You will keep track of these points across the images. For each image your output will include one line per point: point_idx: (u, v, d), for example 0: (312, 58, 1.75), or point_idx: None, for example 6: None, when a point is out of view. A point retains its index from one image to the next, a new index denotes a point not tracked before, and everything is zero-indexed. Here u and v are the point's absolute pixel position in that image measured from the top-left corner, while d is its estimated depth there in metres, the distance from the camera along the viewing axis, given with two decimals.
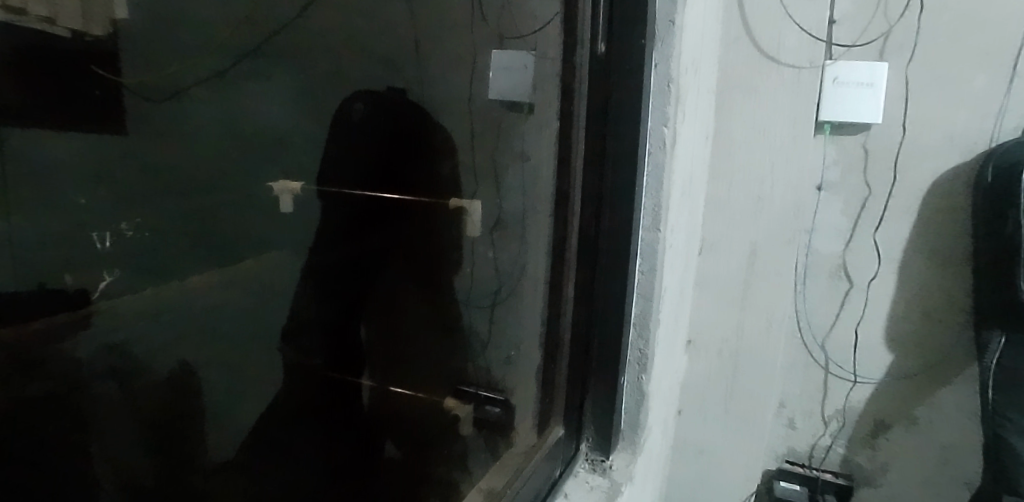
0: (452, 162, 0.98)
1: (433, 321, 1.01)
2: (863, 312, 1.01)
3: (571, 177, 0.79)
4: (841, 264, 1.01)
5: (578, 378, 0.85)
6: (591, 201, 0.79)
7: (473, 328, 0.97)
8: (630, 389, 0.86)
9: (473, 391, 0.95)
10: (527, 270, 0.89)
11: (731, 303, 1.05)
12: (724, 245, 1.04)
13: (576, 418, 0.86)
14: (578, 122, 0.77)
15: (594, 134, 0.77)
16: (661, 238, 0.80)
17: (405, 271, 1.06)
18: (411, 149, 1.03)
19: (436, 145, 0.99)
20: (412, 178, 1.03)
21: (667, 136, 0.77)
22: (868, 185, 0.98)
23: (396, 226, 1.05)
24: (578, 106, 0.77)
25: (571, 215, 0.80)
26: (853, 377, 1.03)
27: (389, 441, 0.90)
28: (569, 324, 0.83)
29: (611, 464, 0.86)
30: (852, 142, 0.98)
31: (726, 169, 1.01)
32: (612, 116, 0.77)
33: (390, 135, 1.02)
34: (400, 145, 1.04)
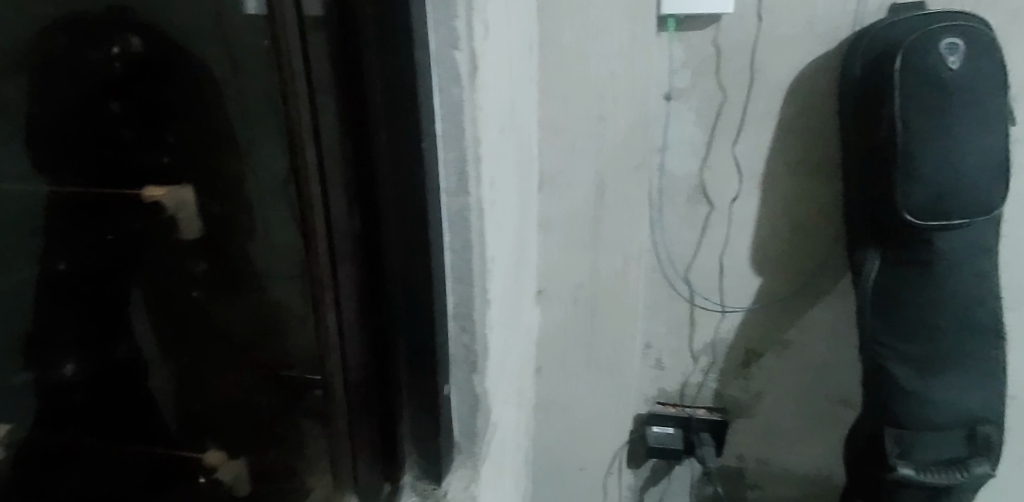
0: (183, 136, 0.66)
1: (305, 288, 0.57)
2: (726, 237, 0.89)
3: (301, 141, 0.47)
4: (698, 184, 0.87)
5: (355, 432, 0.56)
6: (339, 179, 0.50)
7: (277, 297, 0.65)
8: (461, 421, 0.64)
9: (296, 370, 0.66)
10: (272, 261, 0.64)
11: (582, 244, 0.88)
12: (567, 179, 0.85)
13: (363, 470, 0.58)
14: (290, 58, 0.45)
15: (329, 79, 0.47)
16: (473, 204, 0.58)
17: (217, 233, 0.68)
18: (165, 95, 0.65)
19: (172, 123, 0.66)
20: (207, 136, 0.64)
21: (463, 63, 0.54)
22: (721, 88, 0.82)
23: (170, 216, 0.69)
24: (282, 27, 0.44)
25: (314, 221, 0.50)
26: (721, 307, 0.92)
27: (246, 343, 0.69)
28: (360, 350, 0.55)
29: (446, 490, 0.63)
30: (700, 38, 0.80)
31: (558, 83, 0.80)
32: (366, 16, 0.47)
33: (86, 101, 0.68)
34: (166, 92, 0.65)
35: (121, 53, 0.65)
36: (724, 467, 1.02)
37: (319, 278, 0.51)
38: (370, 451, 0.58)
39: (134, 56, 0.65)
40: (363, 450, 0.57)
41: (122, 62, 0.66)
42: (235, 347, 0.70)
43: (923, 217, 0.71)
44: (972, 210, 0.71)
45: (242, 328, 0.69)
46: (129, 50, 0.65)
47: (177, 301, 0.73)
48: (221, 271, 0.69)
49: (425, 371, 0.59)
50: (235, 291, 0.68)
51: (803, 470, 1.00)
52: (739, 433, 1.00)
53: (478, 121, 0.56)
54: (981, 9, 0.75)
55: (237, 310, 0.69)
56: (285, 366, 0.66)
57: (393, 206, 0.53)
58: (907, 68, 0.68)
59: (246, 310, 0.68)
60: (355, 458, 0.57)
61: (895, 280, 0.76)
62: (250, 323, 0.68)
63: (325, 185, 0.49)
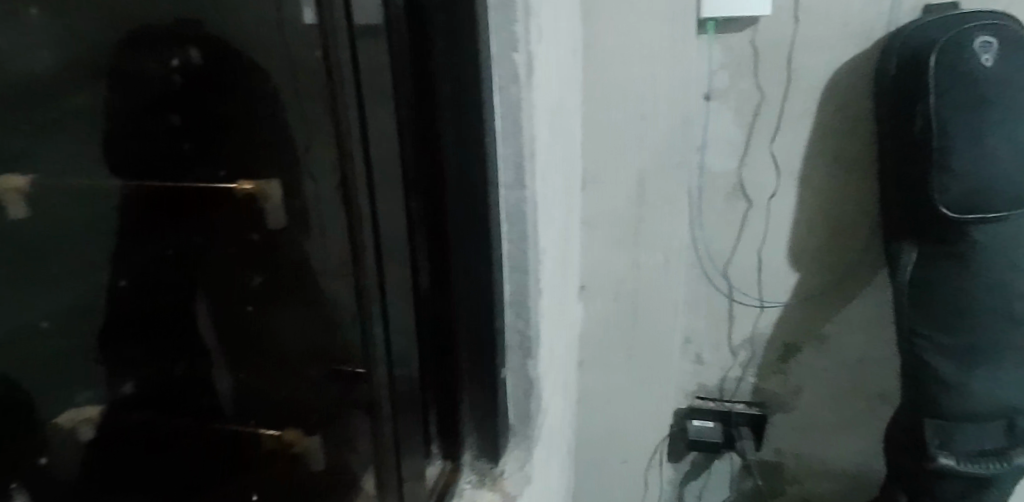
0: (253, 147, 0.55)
1: (330, 302, 0.55)
2: (764, 233, 0.91)
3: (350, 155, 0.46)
4: (738, 182, 0.89)
5: (402, 430, 0.56)
6: (384, 185, 0.49)
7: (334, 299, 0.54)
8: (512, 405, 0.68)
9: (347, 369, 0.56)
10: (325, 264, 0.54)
11: (623, 240, 0.92)
12: (610, 178, 0.89)
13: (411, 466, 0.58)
14: (340, 70, 0.43)
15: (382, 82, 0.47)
16: (529, 196, 0.61)
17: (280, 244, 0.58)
18: (232, 104, 0.54)
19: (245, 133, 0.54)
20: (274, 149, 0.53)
21: (521, 64, 0.58)
22: (760, 88, 0.84)
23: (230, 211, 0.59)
24: (334, 39, 0.42)
25: (361, 230, 0.48)
26: (759, 303, 0.94)
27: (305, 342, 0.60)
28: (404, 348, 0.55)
29: (502, 471, 0.67)
30: (738, 40, 0.82)
31: (602, 86, 0.84)
32: (436, 23, 0.52)
33: (144, 109, 0.55)
34: (233, 103, 0.54)
35: (183, 65, 0.54)
36: (763, 461, 1.03)
37: (365, 287, 0.50)
38: (412, 446, 0.58)
39: (193, 65, 0.54)
40: (407, 448, 0.57)
41: (184, 75, 0.55)
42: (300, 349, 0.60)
43: (958, 210, 0.73)
44: (1012, 202, 0.72)
45: (307, 328, 0.59)
46: (191, 64, 0.54)
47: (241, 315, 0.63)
48: (280, 273, 0.59)
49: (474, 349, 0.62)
50: (293, 292, 0.58)
51: (841, 466, 1.01)
52: (777, 427, 1.01)
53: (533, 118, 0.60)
54: (1014, 8, 0.77)
55: (298, 308, 0.59)
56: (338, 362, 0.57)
57: (457, 198, 0.57)
58: (941, 65, 0.71)
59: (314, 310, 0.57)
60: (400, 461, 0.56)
61: (932, 272, 0.77)
62: (309, 321, 0.58)
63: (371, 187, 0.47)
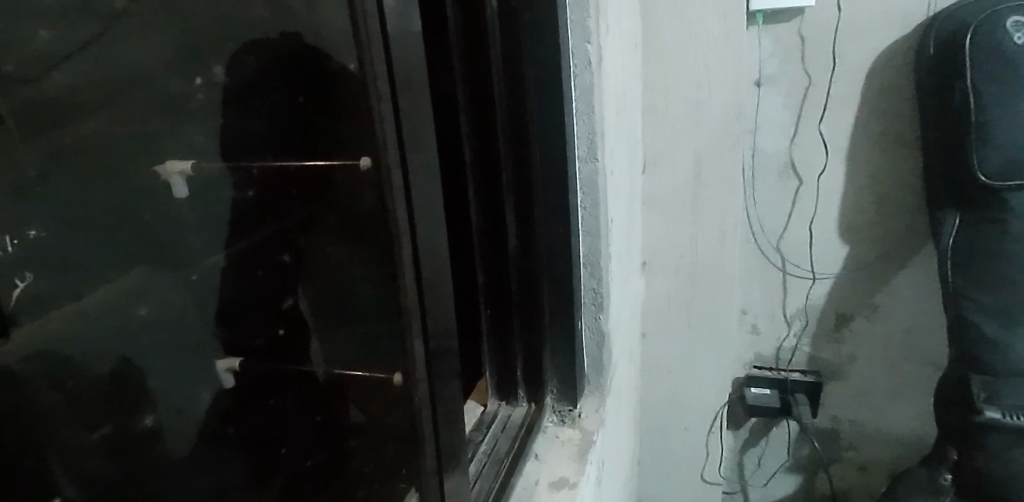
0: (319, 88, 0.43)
1: (382, 312, 0.45)
2: (815, 210, 0.98)
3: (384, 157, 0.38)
4: (788, 161, 0.97)
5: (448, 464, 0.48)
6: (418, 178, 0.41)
7: (387, 264, 0.42)
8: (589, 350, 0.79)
9: (405, 352, 0.44)
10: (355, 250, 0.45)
11: (682, 218, 0.99)
12: (668, 160, 0.97)
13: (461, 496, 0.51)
14: (375, 83, 0.36)
15: (417, 89, 0.40)
16: (600, 168, 0.71)
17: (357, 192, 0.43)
18: (306, 66, 0.44)
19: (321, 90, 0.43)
20: (328, 140, 0.44)
21: (593, 52, 0.67)
22: (807, 73, 0.92)
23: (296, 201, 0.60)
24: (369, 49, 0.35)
25: (398, 248, 0.40)
26: (812, 275, 1.01)
27: (373, 309, 0.46)
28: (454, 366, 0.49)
29: (581, 412, 0.77)
30: (786, 30, 0.91)
31: (660, 76, 0.92)
32: (523, 24, 0.62)
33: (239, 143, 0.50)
34: (307, 82, 0.45)
35: (204, 83, 0.47)
36: (819, 427, 1.09)
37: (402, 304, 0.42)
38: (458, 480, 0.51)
39: (226, 86, 0.48)
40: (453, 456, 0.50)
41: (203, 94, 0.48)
42: (373, 322, 0.47)
43: (996, 177, 0.78)
44: None
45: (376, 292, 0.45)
46: (214, 84, 0.48)
47: (321, 303, 0.53)
48: (347, 223, 0.46)
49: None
50: (361, 246, 0.45)
51: (894, 431, 1.06)
52: (832, 394, 1.07)
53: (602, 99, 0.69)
54: None
55: (360, 265, 0.46)
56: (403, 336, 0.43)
57: (541, 171, 0.67)
58: (976, 44, 0.76)
59: (378, 266, 0.43)
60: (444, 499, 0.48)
61: (974, 237, 0.82)
62: (381, 290, 0.44)
63: (409, 198, 0.40)
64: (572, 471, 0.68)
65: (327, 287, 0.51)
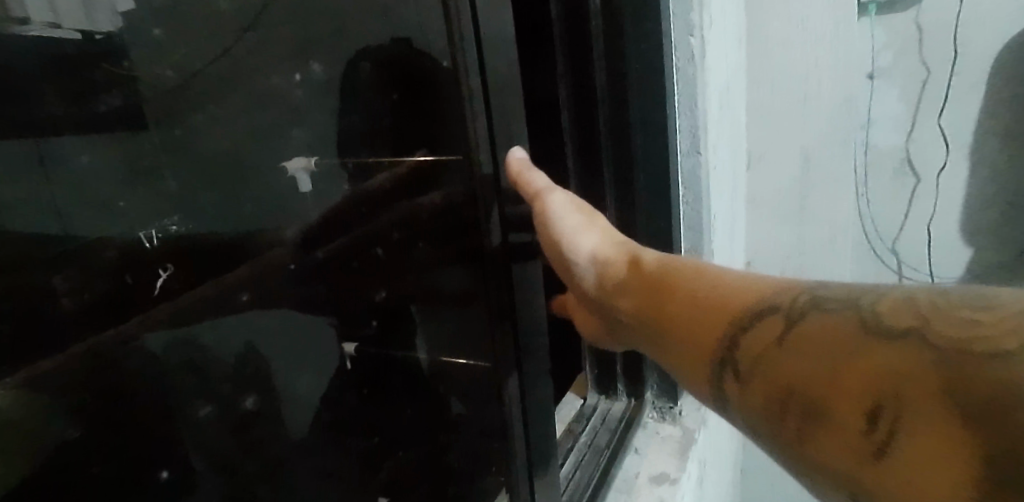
0: (424, 114, 0.48)
1: (468, 299, 0.52)
2: (933, 207, 1.13)
3: (476, 150, 0.43)
4: (904, 157, 1.12)
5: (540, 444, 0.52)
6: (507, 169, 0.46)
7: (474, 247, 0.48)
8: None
9: (489, 328, 0.49)
10: (452, 239, 0.51)
11: (790, 217, 0.97)
12: (774, 156, 0.95)
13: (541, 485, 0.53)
14: (467, 80, 0.41)
15: (512, 86, 0.44)
16: (703, 161, 0.73)
17: (445, 197, 0.49)
18: (425, 84, 0.46)
19: (431, 109, 0.47)
20: (422, 140, 0.50)
21: (696, 46, 0.68)
22: (924, 65, 1.05)
23: (391, 190, 0.54)
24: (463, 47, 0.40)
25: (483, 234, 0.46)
26: (928, 275, 1.16)
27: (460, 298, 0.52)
28: (542, 366, 0.52)
29: (681, 410, 0.78)
30: (901, 21, 1.04)
31: (765, 70, 0.90)
32: (628, 27, 0.64)
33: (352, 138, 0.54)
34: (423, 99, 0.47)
35: (302, 82, 0.52)
36: None
37: (490, 291, 0.48)
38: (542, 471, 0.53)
39: (386, 72, 0.49)
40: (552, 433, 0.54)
41: (304, 93, 0.52)
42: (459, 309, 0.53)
43: None
44: None
45: (464, 283, 0.51)
46: (312, 79, 0.51)
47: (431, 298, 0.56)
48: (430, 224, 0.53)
49: (527, 160, 0.46)
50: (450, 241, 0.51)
51: None
52: None
53: (705, 93, 0.71)
54: None
55: (449, 258, 0.52)
56: (486, 316, 0.49)
57: (643, 166, 0.70)
58: None
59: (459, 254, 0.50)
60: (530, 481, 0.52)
61: None
62: (467, 279, 0.51)
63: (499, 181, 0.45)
64: (672, 466, 0.69)
65: (431, 284, 0.56)
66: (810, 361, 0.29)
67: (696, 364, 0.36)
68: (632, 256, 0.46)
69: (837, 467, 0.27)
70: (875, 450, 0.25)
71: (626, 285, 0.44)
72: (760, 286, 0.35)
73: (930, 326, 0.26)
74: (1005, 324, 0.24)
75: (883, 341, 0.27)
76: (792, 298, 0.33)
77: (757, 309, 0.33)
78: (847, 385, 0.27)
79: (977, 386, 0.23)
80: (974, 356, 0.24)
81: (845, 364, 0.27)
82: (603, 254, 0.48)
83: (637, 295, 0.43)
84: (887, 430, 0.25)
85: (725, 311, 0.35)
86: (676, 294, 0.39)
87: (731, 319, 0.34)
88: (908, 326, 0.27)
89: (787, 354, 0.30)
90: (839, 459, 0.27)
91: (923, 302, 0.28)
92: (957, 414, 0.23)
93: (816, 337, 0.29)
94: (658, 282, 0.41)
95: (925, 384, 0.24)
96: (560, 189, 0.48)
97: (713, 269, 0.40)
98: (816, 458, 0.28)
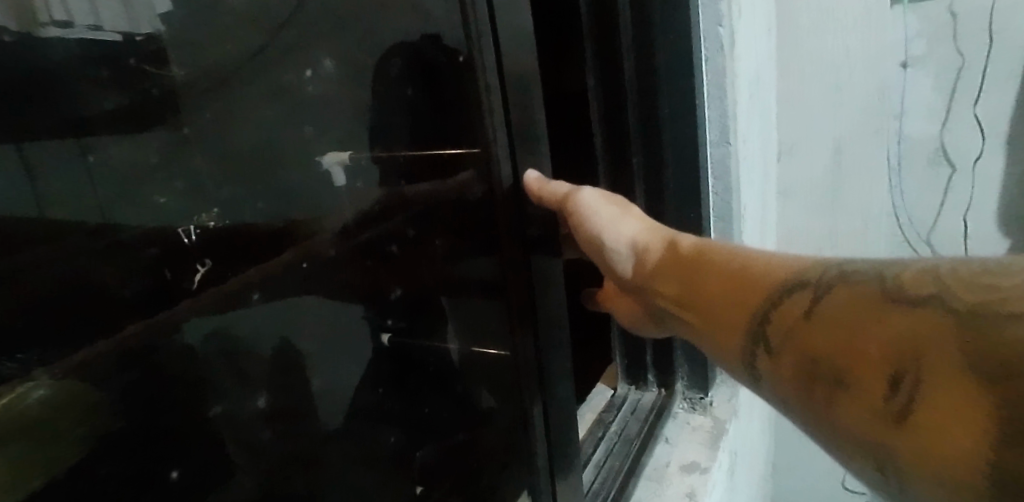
0: (451, 109, 0.47)
1: (490, 293, 0.52)
2: (971, 197, 1.12)
3: (492, 145, 0.45)
4: (938, 147, 1.11)
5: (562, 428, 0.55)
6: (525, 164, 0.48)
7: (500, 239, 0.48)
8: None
9: (510, 320, 0.50)
10: (470, 233, 0.51)
11: (822, 208, 0.97)
12: (804, 147, 0.95)
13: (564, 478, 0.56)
14: (483, 73, 0.43)
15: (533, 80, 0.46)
16: (732, 151, 0.74)
17: (468, 190, 0.49)
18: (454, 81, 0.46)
19: (459, 106, 0.47)
20: (447, 136, 0.49)
21: (725, 36, 0.69)
22: (959, 52, 1.05)
23: (437, 195, 0.51)
24: (477, 38, 0.42)
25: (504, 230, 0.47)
26: None
27: (481, 291, 0.52)
28: (563, 355, 0.54)
29: (712, 400, 0.78)
30: (936, 8, 1.03)
31: (795, 61, 0.90)
32: (656, 20, 0.65)
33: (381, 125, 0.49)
34: (453, 95, 0.46)
35: (314, 77, 0.42)
36: None
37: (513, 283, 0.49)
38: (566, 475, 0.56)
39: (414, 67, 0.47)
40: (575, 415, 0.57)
41: (315, 88, 0.42)
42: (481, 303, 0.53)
43: None
44: None
45: (488, 276, 0.51)
46: (325, 74, 0.43)
47: (455, 292, 0.55)
48: (454, 215, 0.51)
49: (544, 178, 0.48)
50: (472, 232, 0.50)
51: None
52: None
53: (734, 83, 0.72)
54: None
55: (470, 251, 0.52)
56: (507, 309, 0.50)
57: (672, 157, 0.71)
58: None
59: (483, 247, 0.50)
60: (552, 482, 0.54)
61: None
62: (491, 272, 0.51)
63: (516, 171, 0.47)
64: (703, 456, 0.70)
65: (455, 277, 0.54)
66: (833, 335, 0.33)
67: (733, 344, 0.40)
68: (669, 241, 0.49)
69: (861, 428, 0.30)
70: (895, 414, 0.28)
71: (664, 270, 0.47)
72: (790, 268, 0.39)
73: (948, 293, 0.29)
74: (1015, 289, 0.27)
75: (905, 311, 0.30)
76: (822, 276, 0.36)
77: (792, 291, 0.37)
78: (872, 356, 0.30)
79: (994, 351, 0.25)
80: (982, 317, 0.27)
81: (865, 332, 0.31)
82: (644, 240, 0.51)
83: (670, 275, 0.47)
84: (908, 393, 0.28)
85: (760, 292, 0.39)
86: (711, 275, 0.43)
87: (769, 300, 0.38)
88: (927, 294, 0.30)
89: (815, 328, 0.34)
90: (863, 420, 0.30)
91: (946, 272, 0.31)
92: (970, 374, 0.26)
93: (852, 316, 0.32)
94: (692, 264, 0.45)
95: (941, 348, 0.28)
96: (585, 186, 0.51)
97: (743, 253, 0.43)
98: (843, 422, 0.31)
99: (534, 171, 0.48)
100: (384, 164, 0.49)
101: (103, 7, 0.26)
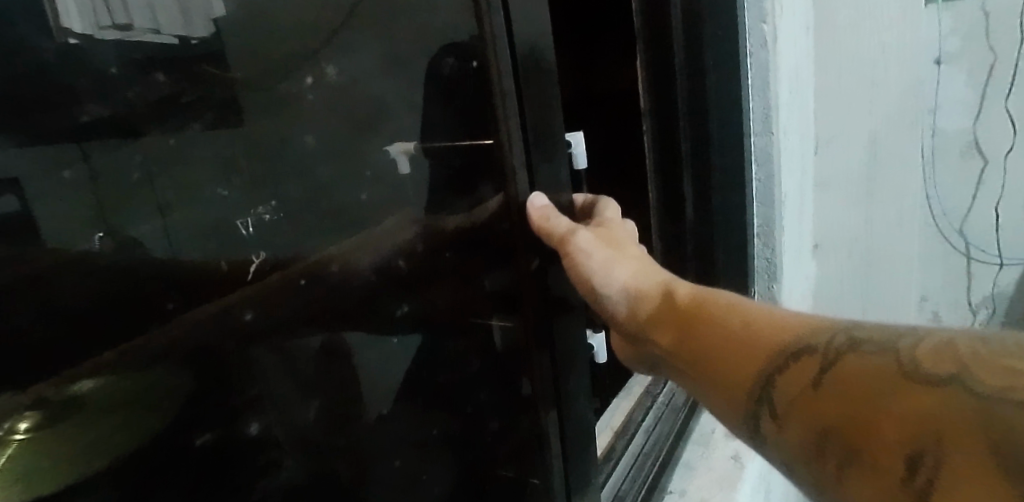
0: (475, 109, 0.50)
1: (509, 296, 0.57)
2: (1004, 180, 1.29)
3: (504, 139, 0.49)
4: (972, 140, 1.29)
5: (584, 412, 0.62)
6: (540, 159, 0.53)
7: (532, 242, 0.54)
8: (761, 295, 0.92)
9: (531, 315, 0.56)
10: (488, 236, 0.55)
11: (858, 199, 1.03)
12: (840, 142, 0.99)
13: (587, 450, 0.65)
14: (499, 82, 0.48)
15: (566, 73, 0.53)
16: (774, 140, 0.80)
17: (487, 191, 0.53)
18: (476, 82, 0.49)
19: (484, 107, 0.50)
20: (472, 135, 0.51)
21: (768, 32, 0.76)
22: (992, 50, 1.21)
23: (463, 223, 0.54)
24: (495, 56, 0.47)
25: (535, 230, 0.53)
26: (999, 261, 1.36)
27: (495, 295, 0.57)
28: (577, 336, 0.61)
29: None
30: (969, 8, 1.20)
31: (832, 59, 0.95)
32: (705, 22, 0.74)
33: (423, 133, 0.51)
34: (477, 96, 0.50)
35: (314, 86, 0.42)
36: None
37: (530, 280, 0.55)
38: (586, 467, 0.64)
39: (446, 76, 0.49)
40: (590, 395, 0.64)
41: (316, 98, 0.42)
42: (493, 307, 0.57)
43: None
44: None
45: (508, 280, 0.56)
46: (328, 82, 0.43)
47: (471, 298, 0.57)
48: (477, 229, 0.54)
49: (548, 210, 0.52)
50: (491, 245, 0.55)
51: None
52: None
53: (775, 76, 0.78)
54: None
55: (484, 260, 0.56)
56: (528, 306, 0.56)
57: (717, 144, 0.81)
58: None
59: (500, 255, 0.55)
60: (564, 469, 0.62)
61: None
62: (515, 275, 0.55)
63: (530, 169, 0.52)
64: None
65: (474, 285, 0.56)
66: (846, 408, 0.33)
67: (736, 407, 0.41)
68: (665, 288, 0.50)
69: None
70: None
71: (662, 320, 0.48)
72: (793, 332, 0.40)
73: (969, 374, 0.30)
74: None
75: (921, 393, 0.30)
76: (832, 342, 0.37)
77: (798, 354, 0.38)
78: (888, 443, 0.31)
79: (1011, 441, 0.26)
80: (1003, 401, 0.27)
81: (882, 413, 0.31)
82: (635, 286, 0.52)
83: (667, 326, 0.47)
84: (926, 480, 0.29)
85: (765, 355, 0.40)
86: (710, 332, 0.44)
87: (773, 366, 0.39)
88: (947, 374, 0.30)
89: (825, 403, 0.35)
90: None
91: (960, 348, 0.32)
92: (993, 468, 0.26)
93: (861, 393, 0.33)
94: (690, 315, 0.46)
95: (955, 428, 0.28)
96: (582, 228, 0.52)
97: (744, 310, 0.44)
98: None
99: (540, 201, 0.52)
100: (435, 156, 0.51)
101: (161, 13, 0.32)
